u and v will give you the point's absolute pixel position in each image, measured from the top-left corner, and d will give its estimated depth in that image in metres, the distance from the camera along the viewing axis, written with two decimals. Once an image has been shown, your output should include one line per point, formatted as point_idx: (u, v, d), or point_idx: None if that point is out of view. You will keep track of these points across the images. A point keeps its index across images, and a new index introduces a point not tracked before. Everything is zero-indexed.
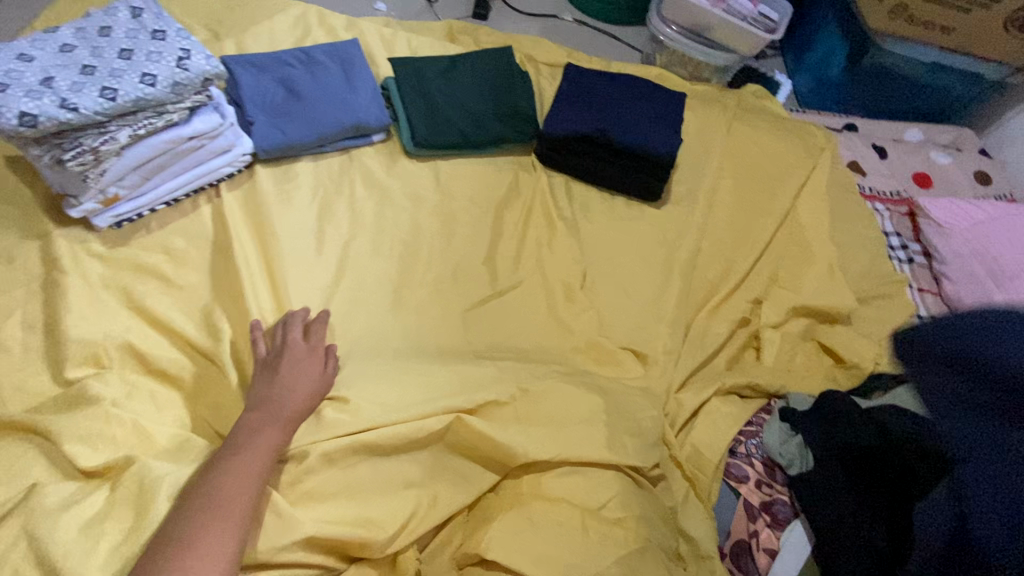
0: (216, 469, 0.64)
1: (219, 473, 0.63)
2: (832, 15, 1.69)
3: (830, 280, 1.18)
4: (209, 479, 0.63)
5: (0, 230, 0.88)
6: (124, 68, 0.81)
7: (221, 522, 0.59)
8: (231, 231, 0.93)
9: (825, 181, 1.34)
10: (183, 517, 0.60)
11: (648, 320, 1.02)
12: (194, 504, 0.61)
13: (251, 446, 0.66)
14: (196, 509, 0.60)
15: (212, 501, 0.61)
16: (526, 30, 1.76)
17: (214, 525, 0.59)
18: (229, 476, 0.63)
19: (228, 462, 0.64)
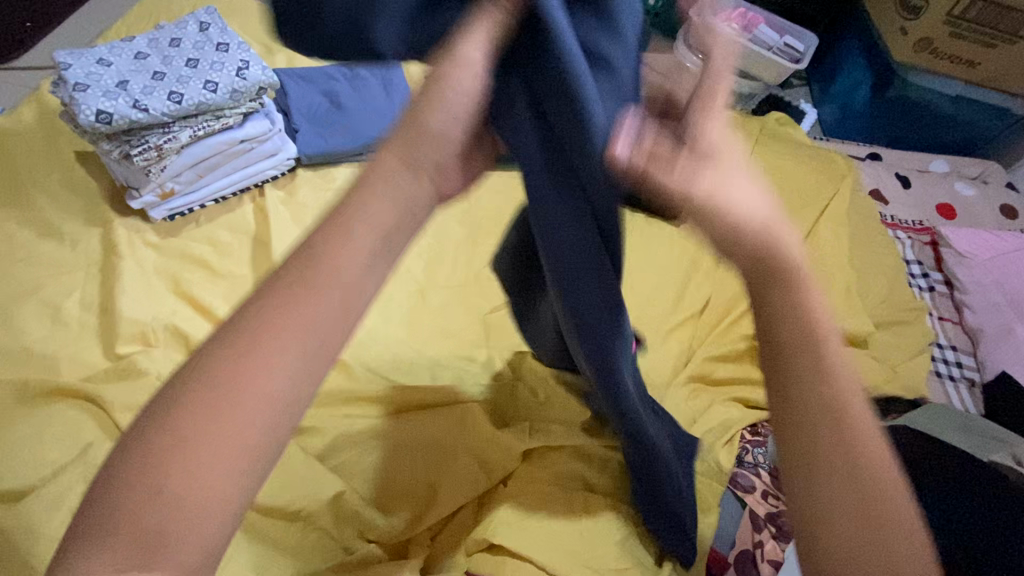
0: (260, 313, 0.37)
1: (259, 328, 0.37)
2: (858, 45, 1.71)
3: (847, 304, 1.19)
4: (249, 322, 0.37)
5: (68, 217, 0.97)
6: (190, 76, 0.89)
7: (251, 388, 0.35)
8: (273, 227, 1.00)
9: (845, 208, 1.37)
10: (199, 376, 0.36)
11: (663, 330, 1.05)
12: (230, 368, 0.36)
13: (305, 300, 0.37)
14: (222, 370, 0.36)
15: (245, 379, 0.36)
16: None
17: (240, 395, 0.35)
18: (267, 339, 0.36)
19: (280, 310, 0.37)
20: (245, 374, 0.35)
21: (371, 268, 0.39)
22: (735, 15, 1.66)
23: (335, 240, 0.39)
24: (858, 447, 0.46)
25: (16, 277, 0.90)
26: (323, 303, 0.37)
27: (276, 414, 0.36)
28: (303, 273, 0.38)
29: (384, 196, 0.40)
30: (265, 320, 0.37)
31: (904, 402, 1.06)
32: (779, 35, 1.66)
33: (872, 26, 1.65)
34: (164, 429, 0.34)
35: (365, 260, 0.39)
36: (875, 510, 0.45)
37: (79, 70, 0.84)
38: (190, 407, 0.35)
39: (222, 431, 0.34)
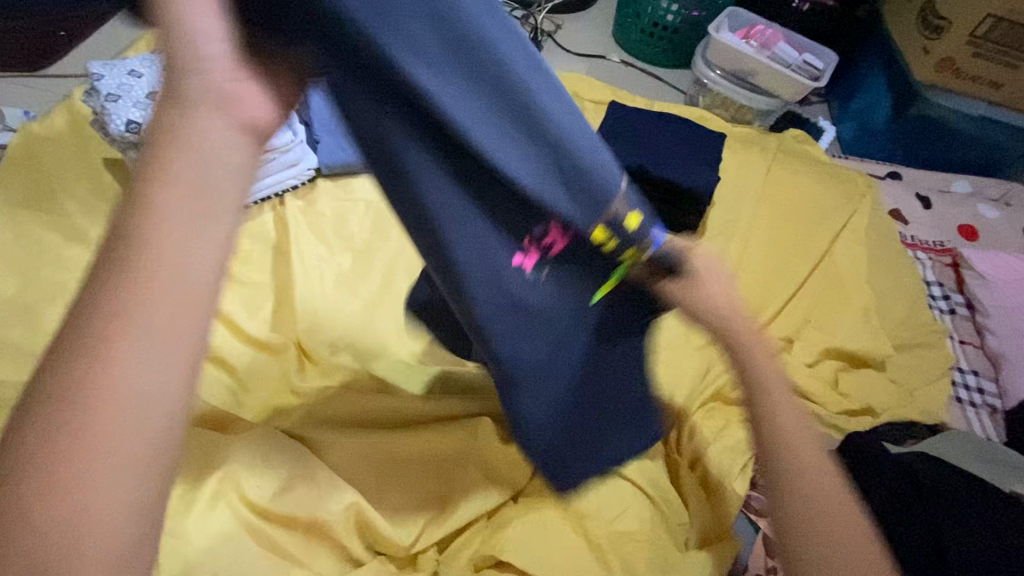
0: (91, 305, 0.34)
1: (105, 314, 0.34)
2: (877, 66, 1.71)
3: (865, 324, 1.18)
4: (85, 310, 0.35)
5: (94, 223, 1.00)
6: None
7: (116, 367, 0.34)
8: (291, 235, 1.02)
9: (863, 227, 1.35)
10: (53, 379, 0.33)
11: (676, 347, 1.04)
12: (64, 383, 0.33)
13: (140, 266, 0.35)
14: (76, 367, 0.33)
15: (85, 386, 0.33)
16: (574, 69, 1.86)
17: (112, 381, 0.33)
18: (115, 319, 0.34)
19: (111, 289, 0.35)
20: (106, 361, 0.33)
21: (207, 234, 0.37)
22: (752, 33, 1.67)
23: (155, 197, 0.37)
24: (828, 501, 0.66)
25: (41, 280, 0.92)
26: (178, 253, 0.36)
27: (141, 410, 0.34)
28: (133, 238, 0.36)
29: (199, 150, 0.38)
30: (101, 312, 0.34)
31: (926, 428, 1.03)
32: (798, 52, 1.66)
33: (894, 45, 1.64)
34: (47, 436, 0.32)
35: (212, 210, 0.38)
36: (821, 536, 0.65)
37: (111, 81, 0.87)
38: (61, 408, 0.33)
39: (105, 418, 0.33)
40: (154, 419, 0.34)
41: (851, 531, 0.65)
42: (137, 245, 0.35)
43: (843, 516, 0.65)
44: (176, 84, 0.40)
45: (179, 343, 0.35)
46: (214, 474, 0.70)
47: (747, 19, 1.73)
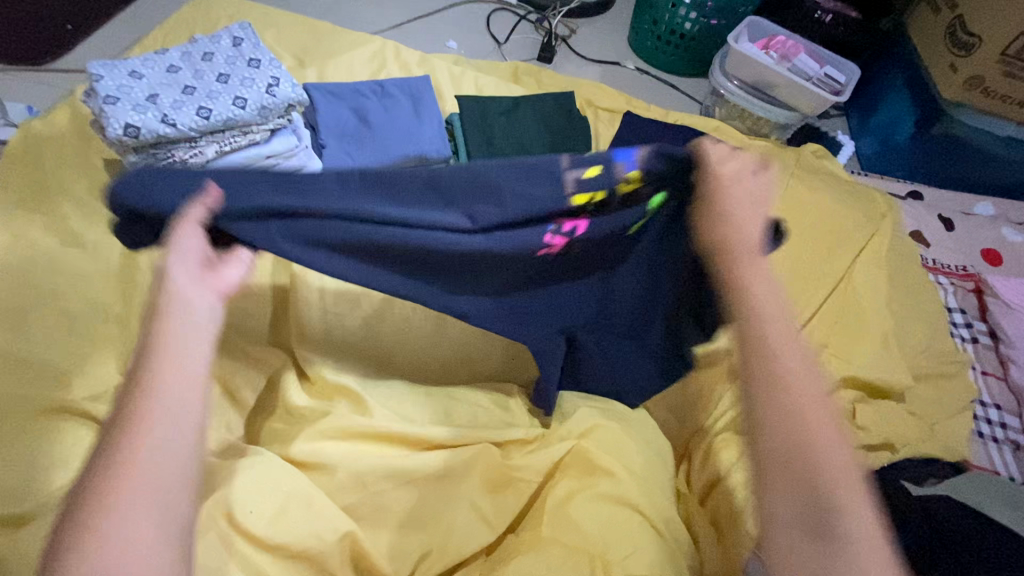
0: (118, 418, 0.49)
1: (133, 418, 0.49)
2: (900, 79, 1.67)
3: (883, 352, 1.14)
4: (120, 421, 0.49)
5: (90, 226, 0.97)
6: (220, 91, 0.88)
7: (151, 456, 0.48)
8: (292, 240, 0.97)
9: (884, 249, 1.31)
10: (99, 468, 0.47)
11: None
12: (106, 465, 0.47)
13: (162, 379, 0.51)
14: (120, 458, 0.47)
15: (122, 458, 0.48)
16: (588, 75, 1.82)
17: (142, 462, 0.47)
18: (143, 421, 0.49)
19: (144, 398, 0.50)
20: (139, 446, 0.48)
21: (199, 348, 0.55)
22: (772, 44, 1.63)
23: (174, 334, 0.54)
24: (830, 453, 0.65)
25: (36, 286, 0.89)
26: (189, 372, 0.53)
27: (162, 466, 0.48)
28: (155, 363, 0.52)
29: (182, 309, 0.55)
30: (124, 414, 0.50)
31: (949, 467, 0.99)
32: (819, 65, 1.62)
33: (920, 60, 1.59)
34: (92, 504, 0.46)
35: (201, 342, 0.55)
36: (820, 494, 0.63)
37: (111, 82, 0.84)
38: (105, 483, 0.46)
39: (145, 484, 0.47)
40: (178, 484, 0.49)
41: (859, 504, 0.63)
42: (158, 365, 0.52)
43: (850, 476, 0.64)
44: (161, 268, 0.57)
45: (186, 431, 0.50)
46: (207, 499, 0.66)
47: (767, 29, 1.69)
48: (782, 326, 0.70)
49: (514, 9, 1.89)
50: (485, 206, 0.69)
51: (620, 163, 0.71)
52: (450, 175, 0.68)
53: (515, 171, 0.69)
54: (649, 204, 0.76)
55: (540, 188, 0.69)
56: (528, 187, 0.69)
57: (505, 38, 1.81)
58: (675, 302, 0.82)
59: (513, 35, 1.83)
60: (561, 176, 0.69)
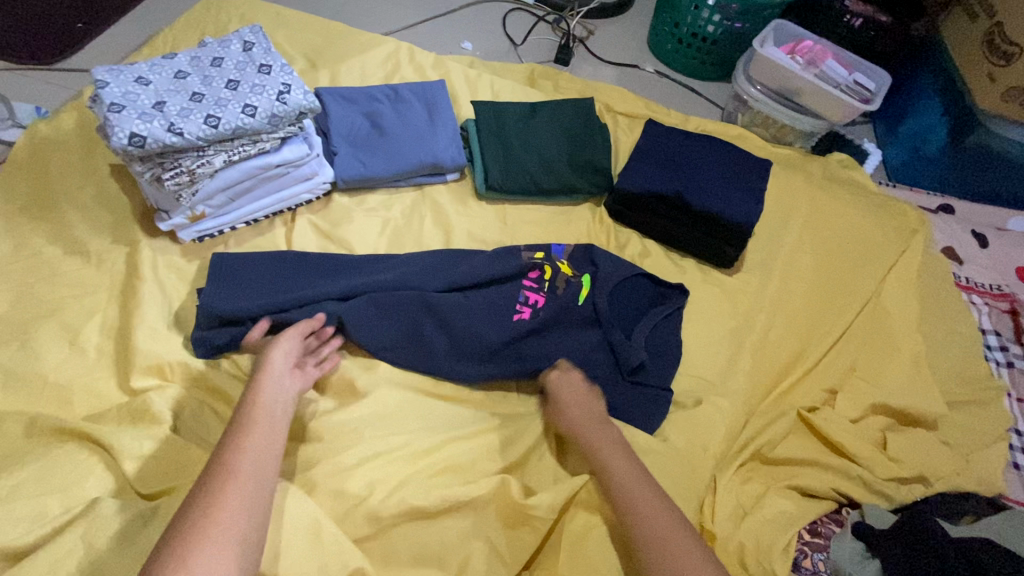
0: (212, 468, 0.55)
1: (228, 466, 0.55)
2: (933, 87, 1.60)
3: (913, 377, 1.09)
4: (215, 469, 0.55)
5: (95, 234, 0.94)
6: (229, 98, 0.85)
7: (243, 498, 0.53)
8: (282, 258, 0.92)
9: (914, 267, 1.26)
10: (195, 505, 0.52)
11: (709, 391, 0.97)
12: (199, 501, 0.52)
13: (252, 440, 0.59)
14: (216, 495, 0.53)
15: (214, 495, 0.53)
16: (605, 78, 1.77)
17: (234, 501, 0.53)
18: (237, 468, 0.55)
19: (239, 451, 0.57)
20: (234, 488, 0.54)
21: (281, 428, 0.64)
22: (798, 49, 1.57)
23: (261, 413, 0.63)
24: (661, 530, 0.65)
25: (38, 296, 0.86)
26: (272, 439, 0.61)
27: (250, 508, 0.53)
28: (245, 430, 0.60)
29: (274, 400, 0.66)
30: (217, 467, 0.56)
31: (981, 501, 0.94)
32: (848, 71, 1.55)
33: (954, 69, 1.53)
34: (183, 540, 0.48)
35: (281, 422, 0.64)
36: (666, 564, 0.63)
37: (116, 89, 0.80)
38: (200, 520, 0.50)
39: (230, 524, 0.51)
40: (255, 529, 0.53)
41: (696, 561, 0.63)
42: (247, 431, 0.60)
43: (691, 551, 0.63)
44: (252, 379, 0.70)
45: (271, 484, 0.57)
46: None
47: (794, 33, 1.63)
48: (613, 449, 0.74)
49: (530, 9, 1.85)
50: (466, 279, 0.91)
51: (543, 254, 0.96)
52: (449, 259, 0.95)
53: (482, 263, 0.93)
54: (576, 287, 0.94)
55: (506, 267, 0.93)
56: (497, 271, 0.93)
57: (522, 39, 1.76)
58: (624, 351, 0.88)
59: (530, 36, 1.78)
60: (523, 264, 0.94)
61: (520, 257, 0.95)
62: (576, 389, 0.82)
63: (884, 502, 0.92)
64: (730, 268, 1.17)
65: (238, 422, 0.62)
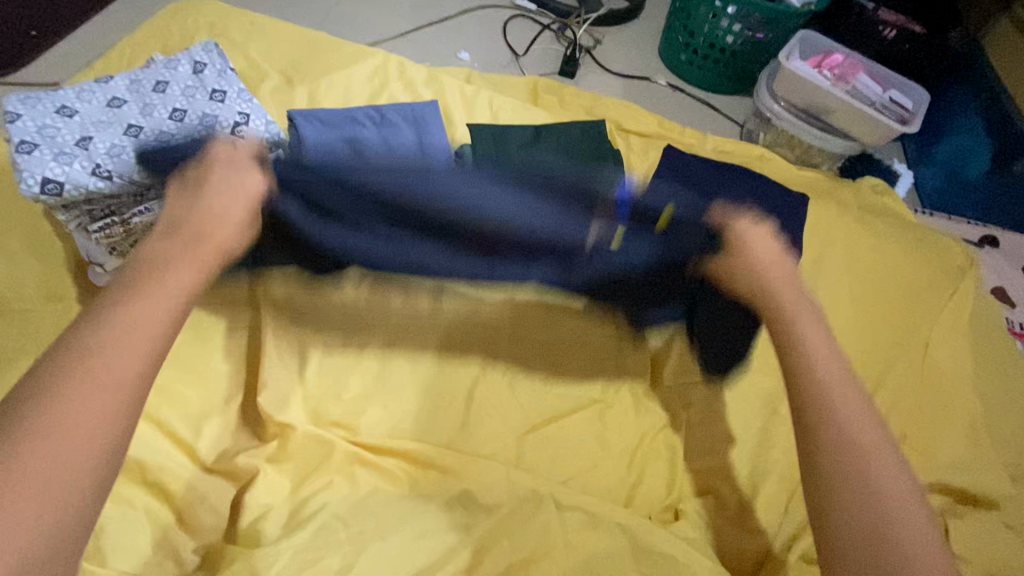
0: (48, 365, 0.45)
1: (103, 324, 0.47)
2: (976, 106, 1.46)
3: (973, 447, 0.96)
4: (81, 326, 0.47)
5: (18, 287, 0.79)
6: (171, 131, 0.71)
7: (101, 385, 0.44)
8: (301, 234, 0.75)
9: (965, 313, 1.13)
10: (46, 376, 0.44)
11: (729, 479, 0.85)
12: (46, 375, 0.44)
13: (127, 310, 0.48)
14: (72, 367, 0.44)
15: (73, 367, 0.44)
16: (614, 92, 1.63)
17: (77, 414, 0.43)
18: (72, 395, 0.43)
19: (101, 335, 0.46)
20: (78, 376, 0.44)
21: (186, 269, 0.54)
22: (825, 62, 1.43)
23: (154, 261, 0.53)
24: (866, 434, 0.57)
25: None
26: (168, 291, 0.51)
27: (122, 386, 0.45)
28: (105, 323, 0.47)
29: (213, 225, 0.59)
30: (86, 325, 0.47)
31: None
32: (881, 87, 1.42)
33: (1004, 88, 1.42)
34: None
35: (195, 256, 0.55)
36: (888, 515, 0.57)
37: (30, 123, 0.67)
38: (42, 412, 0.42)
39: (87, 404, 0.43)
40: (120, 424, 0.45)
41: (905, 482, 0.56)
42: (131, 288, 0.50)
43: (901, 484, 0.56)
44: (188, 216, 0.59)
45: (156, 352, 0.49)
46: None
47: (820, 45, 1.49)
48: (816, 326, 0.65)
49: (534, 16, 1.70)
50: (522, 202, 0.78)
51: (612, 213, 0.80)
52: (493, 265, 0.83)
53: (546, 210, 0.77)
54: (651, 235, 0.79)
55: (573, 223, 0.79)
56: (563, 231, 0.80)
57: (524, 49, 1.62)
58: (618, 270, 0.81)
59: (533, 46, 1.64)
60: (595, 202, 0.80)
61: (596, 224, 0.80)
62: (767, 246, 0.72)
63: None
64: None
65: (125, 269, 0.52)
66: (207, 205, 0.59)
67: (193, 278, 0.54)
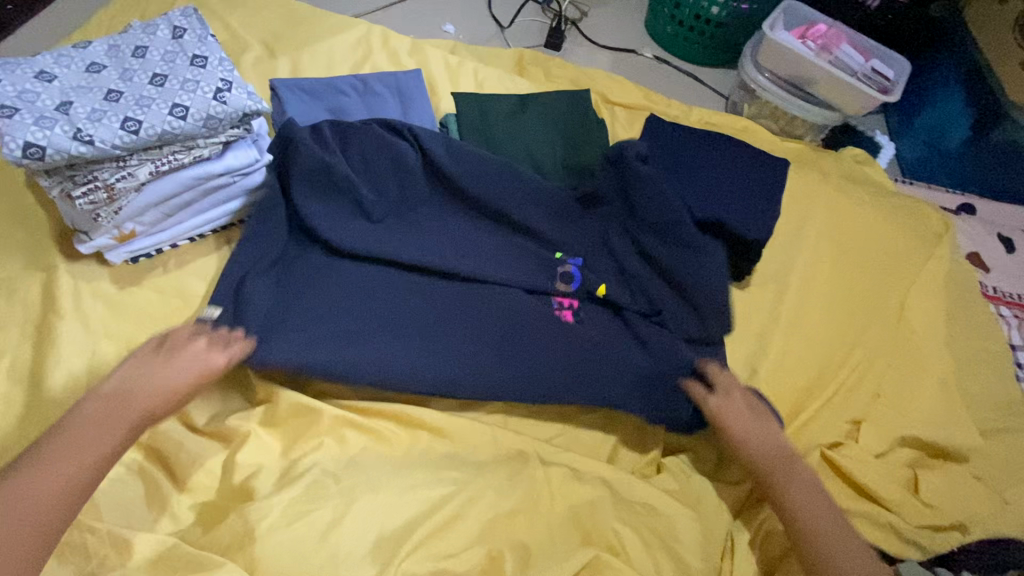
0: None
1: (40, 467, 0.59)
2: (955, 75, 1.48)
3: (944, 403, 1.00)
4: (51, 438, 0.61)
5: (3, 256, 0.80)
6: (153, 96, 0.70)
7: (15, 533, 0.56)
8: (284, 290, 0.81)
9: (940, 277, 1.16)
10: None
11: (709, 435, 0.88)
12: None
13: (55, 467, 0.59)
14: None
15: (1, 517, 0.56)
16: (600, 65, 1.63)
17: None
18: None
19: (28, 490, 0.58)
20: (16, 505, 0.57)
21: (108, 439, 0.63)
22: (809, 33, 1.44)
23: (94, 420, 0.63)
24: (824, 525, 0.71)
25: None
26: (94, 454, 0.62)
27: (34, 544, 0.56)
28: (33, 481, 0.58)
29: (149, 395, 0.67)
30: (20, 480, 0.58)
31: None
32: (864, 58, 1.43)
33: (977, 52, 1.42)
34: None
35: (132, 421, 0.65)
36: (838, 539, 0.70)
37: (9, 87, 0.66)
38: None
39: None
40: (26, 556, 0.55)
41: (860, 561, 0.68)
42: (71, 448, 0.61)
43: None
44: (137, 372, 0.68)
45: (72, 509, 0.59)
46: None
47: (805, 15, 1.49)
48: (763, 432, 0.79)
49: None
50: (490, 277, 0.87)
51: (569, 267, 0.89)
52: (483, 254, 0.89)
53: (498, 361, 0.81)
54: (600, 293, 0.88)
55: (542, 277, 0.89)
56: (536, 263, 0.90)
57: (509, 21, 1.61)
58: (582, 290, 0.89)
59: (518, 18, 1.63)
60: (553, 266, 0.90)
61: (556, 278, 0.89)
62: (739, 402, 0.80)
63: (917, 552, 0.84)
64: (742, 281, 1.06)
65: (76, 415, 0.63)
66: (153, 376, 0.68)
67: (121, 445, 0.64)
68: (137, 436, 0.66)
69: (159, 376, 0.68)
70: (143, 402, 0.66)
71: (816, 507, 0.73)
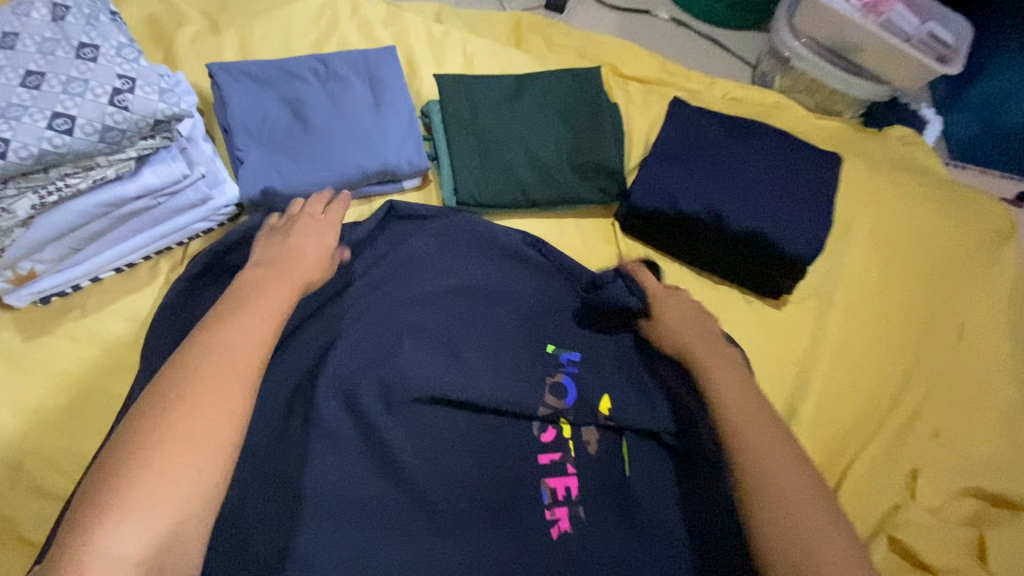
0: (179, 363, 0.50)
1: (214, 335, 0.52)
2: (1019, 38, 1.27)
3: (1011, 444, 0.86)
4: (145, 413, 0.47)
5: None
6: (27, 104, 0.54)
7: (206, 396, 0.48)
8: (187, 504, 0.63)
9: (1004, 288, 1.00)
10: (170, 383, 0.48)
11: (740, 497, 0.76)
12: (180, 370, 0.49)
13: (238, 323, 0.53)
14: (184, 382, 0.48)
15: (203, 363, 0.50)
16: (609, 30, 1.41)
17: (190, 424, 0.46)
18: (187, 396, 0.47)
19: (215, 341, 0.51)
20: (208, 368, 0.49)
21: (268, 302, 0.57)
22: None
23: (249, 284, 0.59)
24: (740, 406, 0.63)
25: None
26: (268, 317, 0.55)
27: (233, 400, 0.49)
28: (216, 337, 0.52)
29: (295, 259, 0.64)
30: (186, 361, 0.50)
31: None
32: (918, 19, 1.22)
33: None
34: (130, 452, 0.45)
35: (300, 281, 0.62)
36: (756, 448, 0.59)
37: None
38: (174, 405, 0.47)
39: (208, 425, 0.47)
40: (237, 406, 0.49)
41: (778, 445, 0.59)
42: (244, 304, 0.55)
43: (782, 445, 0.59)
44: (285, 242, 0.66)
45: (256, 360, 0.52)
46: None
47: None
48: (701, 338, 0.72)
49: None
50: (458, 390, 0.72)
51: (562, 377, 0.76)
52: (462, 371, 0.74)
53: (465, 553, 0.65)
54: (601, 407, 0.75)
55: (529, 397, 0.74)
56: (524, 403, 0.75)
57: None
58: (577, 414, 0.74)
59: None
60: (544, 372, 0.77)
61: (540, 410, 0.74)
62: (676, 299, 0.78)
63: None
64: (780, 299, 0.91)
65: (251, 274, 0.61)
66: (297, 245, 0.66)
67: (291, 299, 0.59)
68: (298, 289, 0.61)
69: (301, 249, 0.66)
70: (290, 278, 0.61)
71: (728, 382, 0.65)
